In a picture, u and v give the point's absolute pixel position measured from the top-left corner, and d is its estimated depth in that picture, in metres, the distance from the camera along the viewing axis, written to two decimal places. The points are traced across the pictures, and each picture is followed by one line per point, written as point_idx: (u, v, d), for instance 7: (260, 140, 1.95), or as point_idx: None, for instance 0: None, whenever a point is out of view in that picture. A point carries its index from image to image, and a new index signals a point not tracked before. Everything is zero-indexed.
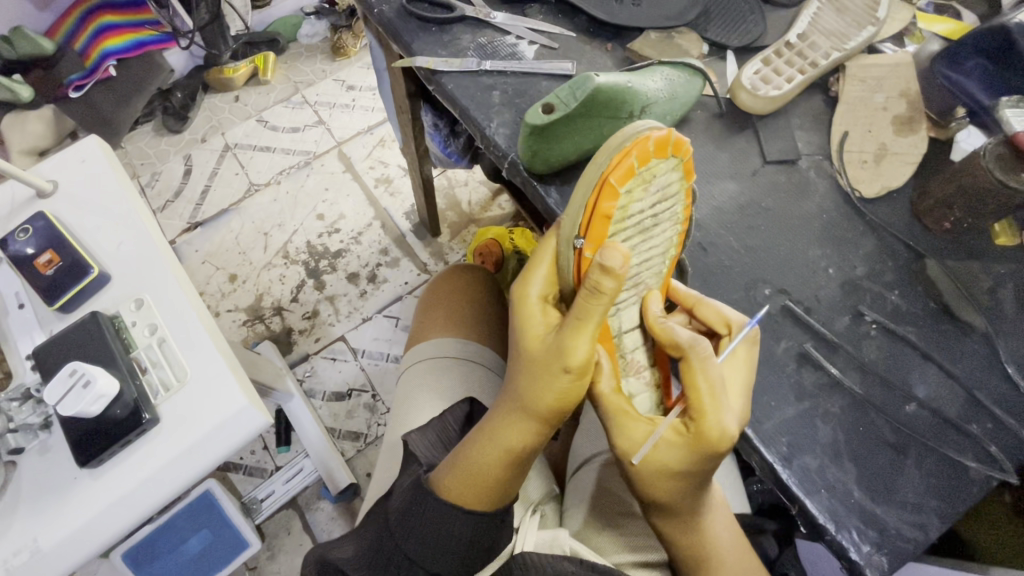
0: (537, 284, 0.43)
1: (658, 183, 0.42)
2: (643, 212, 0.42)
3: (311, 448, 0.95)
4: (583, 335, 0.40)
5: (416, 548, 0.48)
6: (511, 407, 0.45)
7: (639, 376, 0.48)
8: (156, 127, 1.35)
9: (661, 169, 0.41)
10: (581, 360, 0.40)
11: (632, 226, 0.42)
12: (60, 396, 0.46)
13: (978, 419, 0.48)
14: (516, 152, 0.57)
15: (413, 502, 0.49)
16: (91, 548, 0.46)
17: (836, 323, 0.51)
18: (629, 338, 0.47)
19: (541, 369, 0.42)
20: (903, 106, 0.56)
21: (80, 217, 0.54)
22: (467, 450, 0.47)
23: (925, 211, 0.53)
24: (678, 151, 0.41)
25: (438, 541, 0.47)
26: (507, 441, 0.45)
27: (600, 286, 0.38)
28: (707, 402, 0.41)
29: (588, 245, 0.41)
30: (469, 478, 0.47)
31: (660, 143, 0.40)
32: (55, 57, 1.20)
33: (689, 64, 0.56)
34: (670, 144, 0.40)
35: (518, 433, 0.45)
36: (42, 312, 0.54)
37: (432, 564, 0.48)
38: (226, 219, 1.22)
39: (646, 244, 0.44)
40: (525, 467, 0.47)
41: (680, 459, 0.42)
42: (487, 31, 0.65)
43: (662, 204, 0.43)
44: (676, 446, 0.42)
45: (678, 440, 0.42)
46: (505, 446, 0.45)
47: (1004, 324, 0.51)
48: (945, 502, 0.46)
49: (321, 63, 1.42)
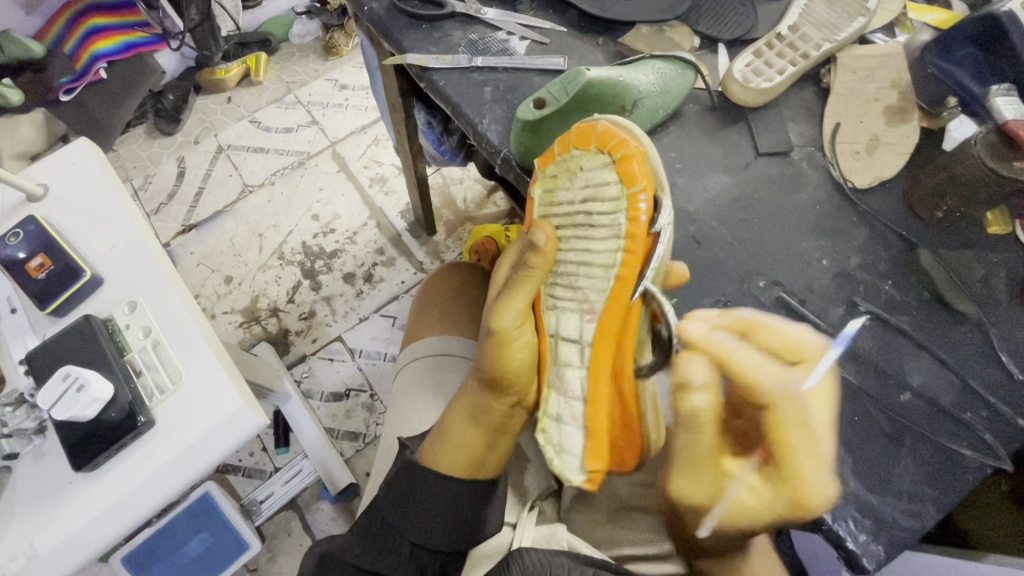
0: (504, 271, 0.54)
1: (585, 178, 0.49)
2: (572, 203, 0.50)
3: (310, 448, 0.95)
4: (512, 306, 0.51)
5: (405, 522, 0.48)
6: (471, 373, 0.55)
7: (567, 399, 0.51)
8: (148, 130, 1.34)
9: (589, 162, 0.49)
10: (504, 322, 0.50)
11: (562, 215, 0.51)
12: (52, 399, 0.46)
13: (972, 406, 0.48)
14: (508, 148, 0.57)
15: (404, 478, 0.50)
16: (88, 552, 0.46)
17: (830, 314, 0.51)
18: (565, 346, 0.51)
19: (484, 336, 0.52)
20: (894, 96, 0.56)
21: (71, 220, 0.54)
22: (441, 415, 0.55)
23: (918, 201, 0.53)
24: (606, 149, 0.48)
25: (429, 517, 0.48)
26: (464, 406, 0.53)
27: (530, 260, 0.50)
28: (802, 456, 0.35)
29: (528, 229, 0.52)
30: (437, 438, 0.52)
31: (579, 137, 0.49)
32: (43, 61, 1.16)
33: (681, 57, 0.56)
34: (592, 136, 0.48)
35: (474, 398, 0.53)
36: (34, 316, 0.54)
37: (422, 537, 0.48)
38: (220, 221, 1.22)
39: (581, 240, 0.50)
40: (488, 442, 0.52)
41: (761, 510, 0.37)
42: (477, 28, 0.64)
43: (591, 201, 0.49)
44: (758, 497, 0.37)
45: (763, 490, 0.37)
46: (462, 407, 0.53)
47: (998, 311, 0.51)
48: (941, 490, 0.46)
49: (313, 63, 1.41)
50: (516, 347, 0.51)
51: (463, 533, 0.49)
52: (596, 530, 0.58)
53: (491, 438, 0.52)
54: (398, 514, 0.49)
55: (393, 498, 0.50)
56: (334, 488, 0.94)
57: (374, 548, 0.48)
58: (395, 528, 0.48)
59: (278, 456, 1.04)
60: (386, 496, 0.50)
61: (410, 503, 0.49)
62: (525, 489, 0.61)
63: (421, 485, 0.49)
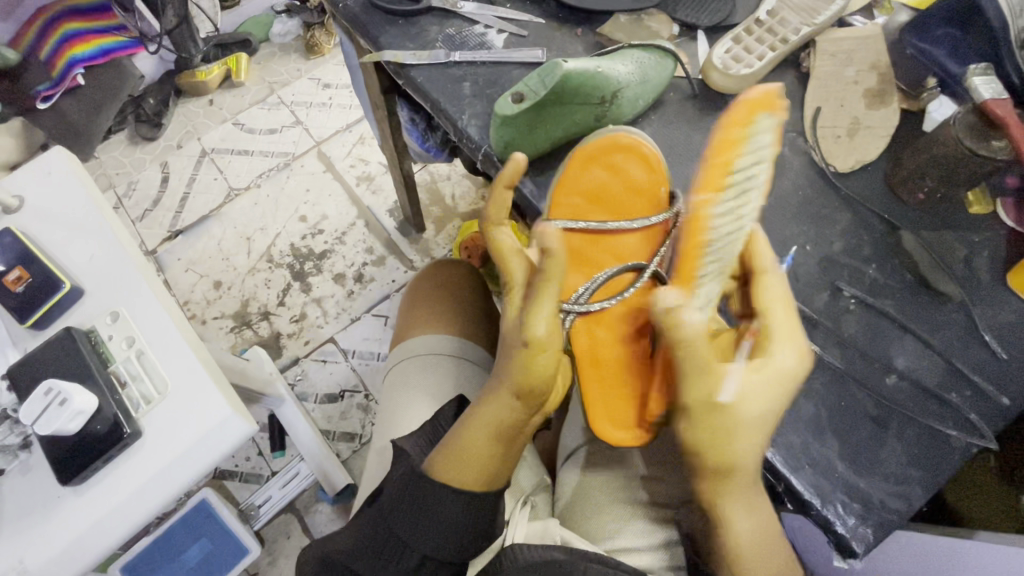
0: (518, 272, 0.50)
1: (758, 140, 0.45)
2: (750, 164, 0.45)
3: (306, 451, 0.93)
4: (540, 317, 0.46)
5: (411, 531, 0.48)
6: (492, 385, 0.50)
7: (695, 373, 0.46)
8: (130, 136, 1.32)
9: (761, 126, 0.46)
10: (540, 332, 0.46)
11: (744, 175, 0.45)
12: (35, 415, 0.45)
13: (957, 387, 0.49)
14: (489, 143, 0.57)
15: (404, 491, 0.50)
16: (78, 567, 0.46)
17: (815, 299, 0.51)
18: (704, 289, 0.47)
19: (513, 344, 0.47)
20: (874, 79, 0.56)
21: (47, 232, 0.53)
22: (454, 432, 0.50)
23: (899, 183, 0.53)
24: (774, 111, 0.45)
25: (430, 522, 0.48)
26: (489, 419, 0.49)
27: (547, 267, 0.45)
28: (779, 318, 0.44)
29: (706, 185, 0.45)
30: (460, 457, 0.49)
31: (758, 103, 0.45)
32: (19, 67, 1.13)
33: (659, 46, 0.56)
34: (767, 103, 0.45)
35: (506, 413, 0.49)
36: (15, 330, 0.53)
37: (429, 548, 0.48)
38: (207, 226, 1.20)
39: (739, 201, 0.46)
40: (512, 446, 0.51)
41: (774, 379, 0.41)
42: (454, 22, 0.64)
43: (755, 166, 0.45)
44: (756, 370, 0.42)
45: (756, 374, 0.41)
46: (484, 424, 0.49)
47: (981, 290, 0.51)
48: (927, 471, 0.46)
49: (295, 63, 1.40)
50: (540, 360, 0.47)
51: (472, 534, 0.49)
52: (590, 523, 0.58)
53: (517, 443, 0.51)
54: (400, 522, 0.49)
55: (397, 502, 0.50)
56: (332, 490, 0.95)
57: (382, 555, 0.49)
58: (404, 540, 0.48)
59: (275, 460, 1.03)
60: (388, 501, 0.50)
61: (411, 505, 0.49)
62: (521, 482, 0.62)
63: (427, 496, 0.49)
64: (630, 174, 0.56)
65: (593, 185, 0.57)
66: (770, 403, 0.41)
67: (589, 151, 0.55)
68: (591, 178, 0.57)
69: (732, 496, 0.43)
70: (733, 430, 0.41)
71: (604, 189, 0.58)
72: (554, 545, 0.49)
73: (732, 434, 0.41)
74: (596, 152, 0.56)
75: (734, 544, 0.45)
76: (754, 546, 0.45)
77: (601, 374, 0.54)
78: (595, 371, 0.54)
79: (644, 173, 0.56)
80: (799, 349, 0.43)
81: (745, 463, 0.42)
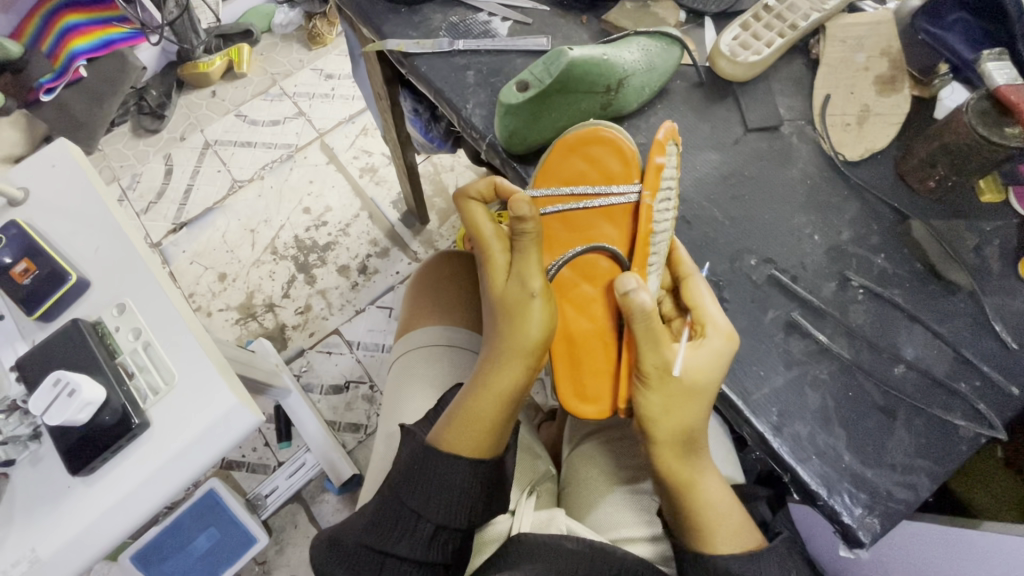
0: (496, 246, 0.53)
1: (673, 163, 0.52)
2: (671, 181, 0.51)
3: (311, 440, 0.94)
4: (532, 263, 0.51)
5: (425, 505, 0.49)
6: (500, 353, 0.51)
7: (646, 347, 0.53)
8: (133, 128, 1.31)
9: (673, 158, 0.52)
10: (539, 285, 0.50)
11: (665, 189, 0.51)
12: (44, 406, 0.45)
13: (966, 376, 0.48)
14: (494, 133, 0.56)
15: (414, 473, 0.50)
16: (89, 556, 0.46)
17: (823, 290, 0.51)
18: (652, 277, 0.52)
19: (514, 310, 0.50)
20: (884, 65, 0.55)
21: (52, 224, 0.53)
22: (462, 402, 0.51)
23: (909, 171, 0.53)
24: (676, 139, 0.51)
25: (442, 496, 0.49)
26: (498, 385, 0.50)
27: (523, 229, 0.49)
28: (715, 310, 0.47)
29: (647, 188, 0.51)
30: (468, 424, 0.50)
31: (670, 133, 0.51)
32: (22, 61, 1.20)
33: (666, 34, 0.55)
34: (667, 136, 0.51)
35: (514, 384, 0.50)
36: (22, 322, 0.53)
37: (444, 518, 0.49)
38: (211, 219, 1.20)
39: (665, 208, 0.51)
40: (517, 411, 0.52)
41: (713, 363, 0.45)
42: (458, 10, 0.63)
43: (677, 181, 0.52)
44: (697, 347, 0.46)
45: (696, 351, 0.46)
46: (490, 390, 0.50)
47: (992, 281, 0.51)
48: (935, 461, 0.46)
49: (297, 53, 1.38)
50: (530, 324, 0.50)
51: (473, 513, 0.50)
52: (595, 513, 0.58)
53: (518, 412, 0.53)
54: (415, 495, 0.50)
55: (406, 487, 0.50)
56: (337, 480, 0.94)
57: (397, 529, 0.50)
58: (418, 513, 0.49)
59: (281, 451, 1.04)
60: (399, 484, 0.51)
61: (422, 489, 0.50)
62: (526, 473, 0.62)
63: (430, 483, 0.50)
64: (607, 167, 0.54)
65: (572, 175, 0.55)
66: (710, 383, 0.46)
67: (571, 141, 0.54)
68: (571, 168, 0.55)
69: (670, 463, 0.48)
70: (678, 400, 0.46)
71: (581, 179, 0.55)
72: (559, 535, 0.49)
73: (681, 399, 0.46)
74: (576, 143, 0.54)
75: (695, 497, 0.48)
76: (715, 510, 0.48)
77: (574, 349, 0.56)
78: (564, 346, 0.56)
79: (619, 164, 0.54)
80: (728, 334, 0.46)
81: (693, 431, 0.47)
